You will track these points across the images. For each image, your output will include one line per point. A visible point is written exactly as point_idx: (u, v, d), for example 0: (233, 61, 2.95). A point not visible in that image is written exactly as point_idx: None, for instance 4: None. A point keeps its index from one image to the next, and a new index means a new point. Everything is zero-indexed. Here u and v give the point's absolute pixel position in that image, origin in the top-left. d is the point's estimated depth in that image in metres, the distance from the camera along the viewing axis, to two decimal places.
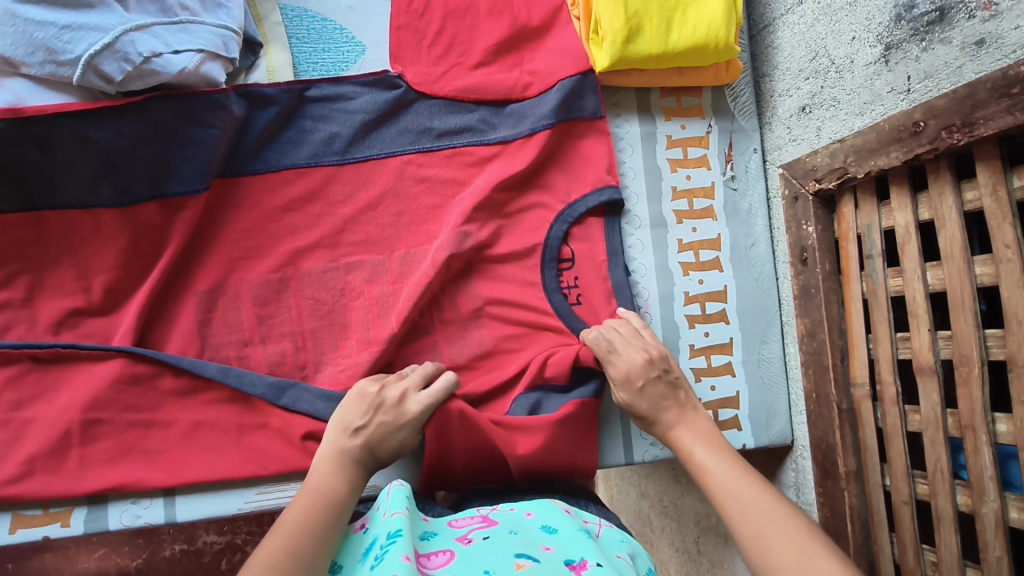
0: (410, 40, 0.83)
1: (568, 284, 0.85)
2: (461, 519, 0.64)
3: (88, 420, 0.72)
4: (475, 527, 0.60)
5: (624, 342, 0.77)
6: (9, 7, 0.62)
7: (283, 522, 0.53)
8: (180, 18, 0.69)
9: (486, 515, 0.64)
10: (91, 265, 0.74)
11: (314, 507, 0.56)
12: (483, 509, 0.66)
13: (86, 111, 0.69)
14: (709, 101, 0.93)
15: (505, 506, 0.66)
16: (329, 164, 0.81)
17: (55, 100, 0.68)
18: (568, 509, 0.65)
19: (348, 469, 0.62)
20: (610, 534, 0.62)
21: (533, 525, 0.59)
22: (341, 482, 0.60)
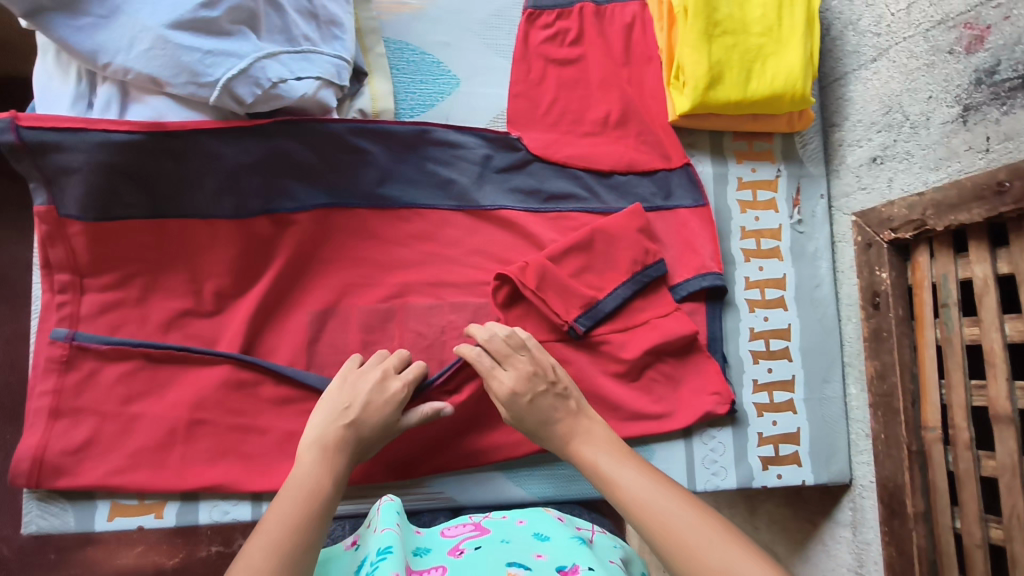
0: (525, 108, 0.90)
1: (655, 364, 0.89)
2: (452, 528, 0.72)
3: (193, 419, 0.77)
4: (467, 537, 0.68)
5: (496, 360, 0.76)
6: (162, 32, 0.66)
7: (258, 536, 0.55)
8: (303, 47, 0.75)
9: (476, 523, 0.72)
10: (202, 270, 0.79)
11: (299, 504, 0.59)
12: (474, 519, 0.74)
13: (220, 129, 0.73)
14: (779, 147, 0.97)
15: (498, 514, 0.74)
16: (445, 208, 0.87)
17: (192, 117, 0.72)
18: (560, 518, 0.74)
19: (331, 458, 0.65)
20: (602, 540, 0.72)
21: (525, 534, 0.67)
22: (322, 474, 0.63)
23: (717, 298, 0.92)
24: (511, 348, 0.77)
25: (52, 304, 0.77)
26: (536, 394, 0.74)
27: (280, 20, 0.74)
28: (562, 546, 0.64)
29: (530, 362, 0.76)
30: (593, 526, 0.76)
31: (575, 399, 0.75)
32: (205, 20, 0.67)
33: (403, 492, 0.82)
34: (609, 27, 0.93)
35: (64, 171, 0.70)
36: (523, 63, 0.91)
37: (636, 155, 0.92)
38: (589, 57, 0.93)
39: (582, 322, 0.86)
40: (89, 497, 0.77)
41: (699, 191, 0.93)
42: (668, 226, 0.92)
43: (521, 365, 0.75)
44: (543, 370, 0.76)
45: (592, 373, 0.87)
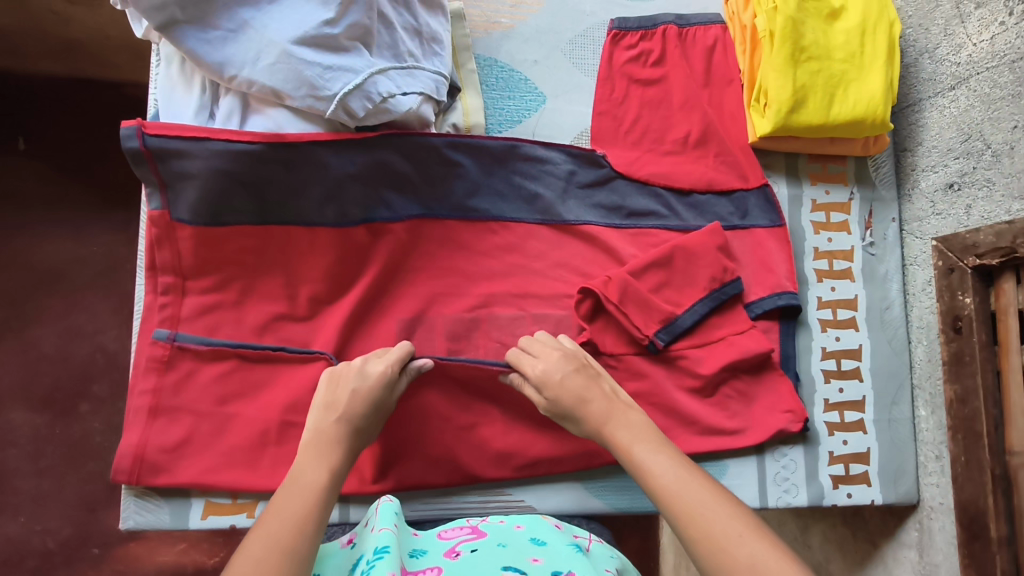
0: (609, 126, 0.93)
1: (729, 380, 0.91)
2: (451, 530, 0.75)
3: (285, 421, 0.78)
4: (462, 541, 0.70)
5: (540, 345, 0.79)
6: (288, 48, 0.69)
7: (258, 530, 0.55)
8: (409, 63, 0.78)
9: (474, 527, 0.75)
10: (298, 276, 0.81)
11: (298, 502, 0.58)
12: (471, 522, 0.76)
13: (332, 140, 0.76)
14: (852, 170, 0.99)
15: (496, 518, 0.76)
16: (529, 221, 0.89)
17: (309, 129, 0.75)
18: (557, 526, 0.76)
19: (330, 451, 0.65)
20: (600, 549, 0.72)
21: (522, 538, 0.69)
22: (320, 467, 0.63)
23: (791, 317, 0.93)
24: (547, 343, 0.79)
25: (154, 305, 0.79)
26: (567, 374, 0.74)
27: (389, 38, 0.77)
28: (559, 551, 0.66)
29: (560, 350, 0.78)
30: (592, 535, 0.77)
31: (608, 385, 0.75)
32: (326, 37, 0.70)
33: (484, 497, 0.85)
34: (690, 49, 0.96)
35: (181, 176, 0.74)
36: (608, 82, 0.93)
37: (715, 174, 0.94)
38: (671, 77, 0.95)
39: (662, 337, 0.87)
40: (184, 494, 0.78)
41: (777, 211, 0.94)
42: (744, 245, 0.94)
43: (552, 353, 0.77)
44: (575, 355, 0.78)
45: (670, 387, 0.88)
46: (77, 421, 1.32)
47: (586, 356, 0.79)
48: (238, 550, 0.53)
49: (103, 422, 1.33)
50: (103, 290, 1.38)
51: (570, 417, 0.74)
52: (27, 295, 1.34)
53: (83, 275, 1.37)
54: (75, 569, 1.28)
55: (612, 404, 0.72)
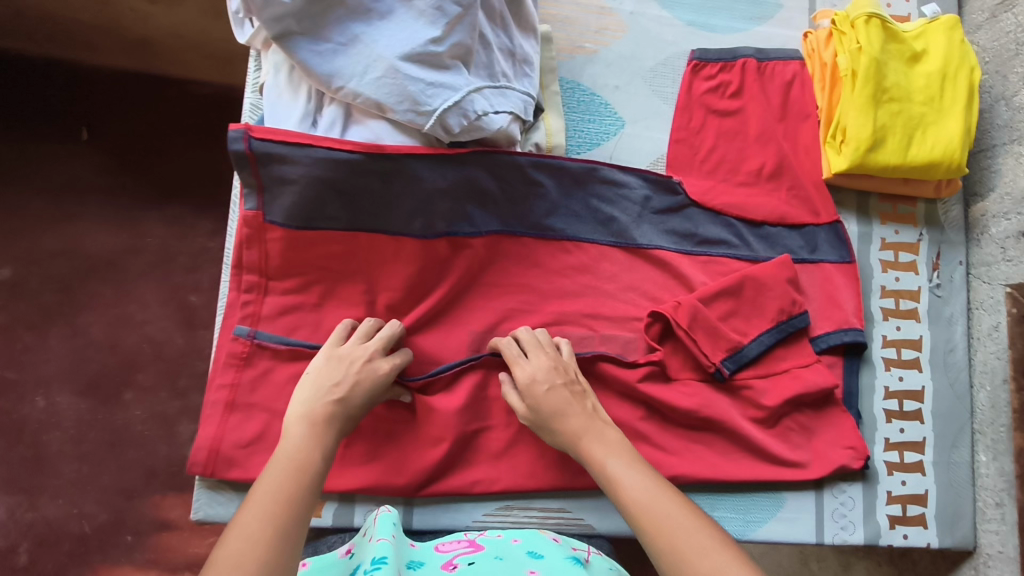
0: (685, 154, 0.94)
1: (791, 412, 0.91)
2: (447, 543, 0.77)
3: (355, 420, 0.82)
4: (460, 554, 0.73)
5: (530, 347, 0.81)
6: (396, 63, 0.71)
7: (248, 504, 0.60)
8: (502, 83, 0.80)
9: (472, 541, 0.77)
10: (378, 283, 0.83)
11: (285, 483, 0.63)
12: (469, 536, 0.79)
13: (425, 155, 0.78)
14: (922, 212, 0.99)
15: (494, 532, 0.78)
16: (604, 243, 0.90)
17: (407, 143, 0.78)
18: (555, 540, 0.78)
19: (324, 432, 0.70)
20: (599, 562, 0.74)
21: (520, 551, 0.72)
22: (314, 447, 0.68)
23: (855, 354, 0.93)
24: (536, 346, 0.81)
25: (237, 302, 0.81)
26: (553, 385, 0.77)
27: (485, 57, 0.79)
28: (554, 567, 0.68)
29: (551, 358, 0.80)
30: (591, 547, 0.78)
31: (592, 403, 0.79)
32: (432, 54, 0.72)
33: (544, 513, 0.85)
34: (768, 83, 0.97)
35: (280, 181, 0.76)
36: (686, 111, 0.95)
37: (786, 208, 0.95)
38: (747, 109, 0.97)
39: (728, 365, 0.88)
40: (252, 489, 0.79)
41: (846, 248, 0.95)
42: (812, 279, 0.94)
43: (543, 360, 0.80)
44: (566, 367, 0.80)
45: (734, 416, 0.89)
46: (119, 408, 1.31)
47: (576, 369, 0.82)
48: (232, 523, 0.58)
49: (145, 411, 1.31)
50: (154, 281, 1.39)
51: (546, 425, 0.77)
52: (81, 280, 1.36)
53: (137, 264, 1.38)
54: (108, 557, 1.24)
55: (592, 421, 0.76)
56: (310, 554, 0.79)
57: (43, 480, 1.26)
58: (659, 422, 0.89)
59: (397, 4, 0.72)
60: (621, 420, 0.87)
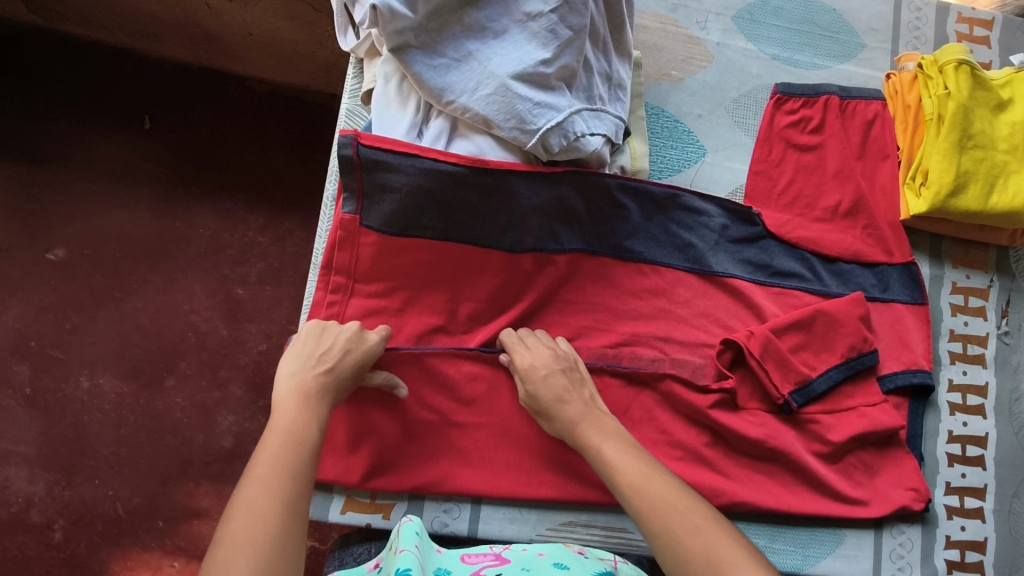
0: (763, 186, 0.95)
1: (854, 448, 0.91)
2: (474, 555, 0.76)
3: (427, 422, 0.83)
4: (489, 566, 0.73)
5: (529, 339, 0.83)
6: (507, 82, 0.73)
7: (247, 481, 0.61)
8: (599, 106, 0.82)
9: (497, 554, 0.76)
10: (461, 292, 0.84)
11: (282, 459, 0.64)
12: (494, 549, 0.78)
13: (525, 172, 0.80)
14: (993, 258, 1.00)
15: (519, 547, 0.78)
16: (679, 268, 0.91)
17: (507, 159, 0.80)
18: (581, 553, 0.77)
19: (314, 405, 0.70)
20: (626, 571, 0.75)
21: (546, 564, 0.73)
22: (307, 422, 0.69)
23: (922, 396, 0.93)
24: (538, 338, 0.83)
25: (322, 301, 0.82)
26: (552, 372, 0.79)
27: (586, 81, 0.81)
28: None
29: (551, 347, 0.82)
30: (614, 555, 0.78)
31: (589, 391, 0.81)
32: (541, 75, 0.74)
33: (606, 531, 0.85)
34: (849, 121, 0.98)
35: (383, 188, 0.78)
36: (766, 143, 0.96)
37: (862, 247, 0.96)
38: (827, 145, 0.98)
39: (796, 398, 0.89)
40: (327, 489, 0.82)
41: (918, 290, 0.95)
42: (882, 318, 0.95)
43: (543, 349, 0.82)
44: (566, 359, 0.82)
45: (800, 449, 0.89)
46: (160, 394, 1.32)
47: (576, 360, 0.84)
48: (233, 501, 0.60)
49: (185, 398, 1.32)
50: (202, 271, 1.40)
51: (545, 413, 0.80)
52: (133, 265, 1.38)
53: (187, 253, 1.40)
54: (140, 541, 1.24)
55: (588, 409, 0.78)
56: (336, 567, 0.78)
57: (83, 460, 1.28)
58: (724, 450, 0.89)
59: (512, 24, 0.75)
60: (688, 444, 0.88)
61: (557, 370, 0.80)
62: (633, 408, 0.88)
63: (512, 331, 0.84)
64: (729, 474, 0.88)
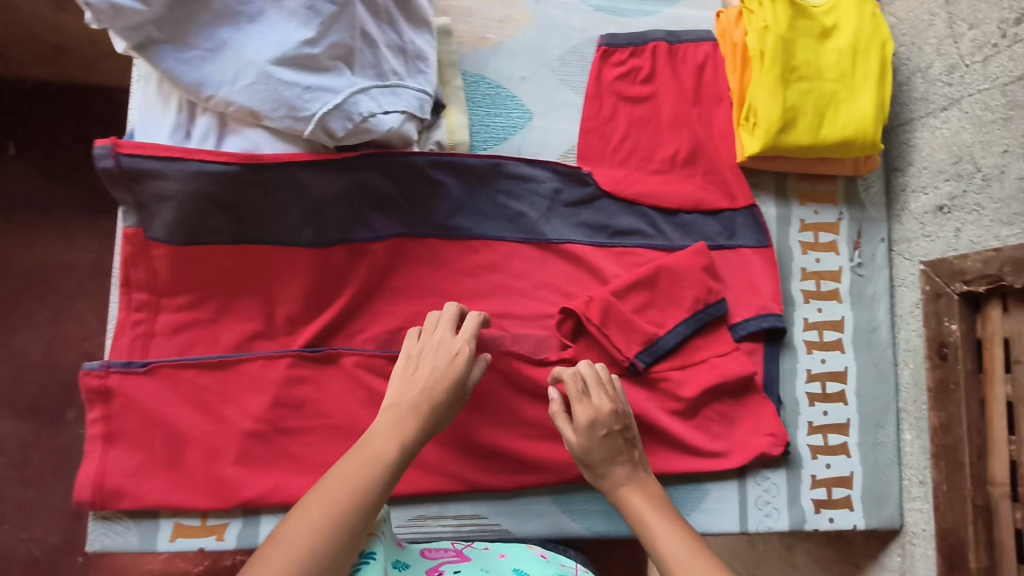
0: (596, 145, 0.92)
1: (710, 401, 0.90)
2: (433, 551, 0.77)
3: (253, 433, 0.80)
4: (447, 563, 0.74)
5: (580, 393, 0.79)
6: (267, 68, 0.67)
7: (318, 490, 0.61)
8: (392, 82, 0.77)
9: (459, 551, 0.78)
10: (274, 295, 0.81)
11: (360, 470, 0.64)
12: (455, 547, 0.79)
13: (308, 161, 0.74)
14: (841, 189, 0.98)
15: (481, 544, 0.80)
16: (514, 240, 0.88)
17: (286, 149, 0.74)
18: (544, 555, 0.80)
19: (404, 432, 0.70)
20: None
21: (506, 567, 0.73)
22: (393, 439, 0.69)
23: (775, 338, 0.93)
24: (596, 384, 0.80)
25: (127, 321, 0.79)
26: (611, 433, 0.78)
27: (372, 56, 0.76)
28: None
29: (611, 399, 0.79)
30: (576, 564, 0.81)
31: (637, 450, 0.81)
32: (307, 57, 0.69)
33: (460, 520, 0.84)
34: (681, 67, 0.95)
35: (157, 198, 0.74)
36: (596, 99, 0.92)
37: (703, 194, 0.93)
38: (659, 95, 0.94)
39: (643, 358, 0.86)
40: (151, 516, 0.78)
41: (761, 231, 0.94)
42: (729, 266, 0.93)
43: (604, 401, 0.79)
44: (620, 411, 0.80)
45: (652, 409, 0.87)
46: (63, 429, 1.19)
47: (628, 412, 0.81)
48: (291, 510, 0.59)
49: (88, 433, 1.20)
50: (89, 295, 1.24)
51: (592, 472, 0.79)
52: None
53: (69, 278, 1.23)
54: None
55: (634, 473, 0.78)
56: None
57: None
58: None
59: (266, 5, 0.69)
60: (536, 419, 0.86)
61: (603, 424, 0.78)
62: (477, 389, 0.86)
63: (571, 373, 0.81)
64: None
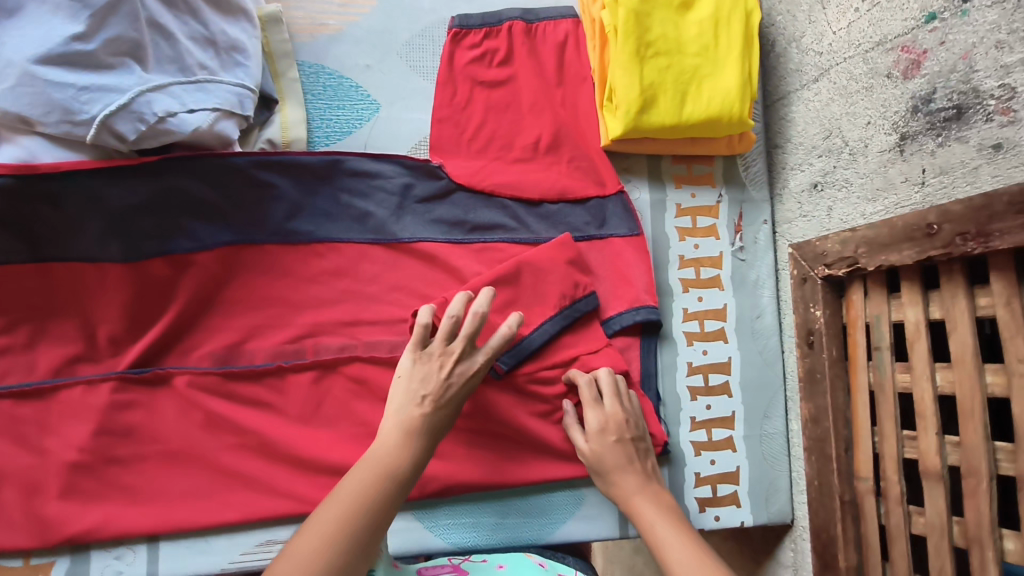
0: (450, 134, 0.85)
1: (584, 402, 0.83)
2: (430, 568, 0.77)
3: (77, 465, 0.73)
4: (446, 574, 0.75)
5: (608, 399, 0.79)
6: (28, 68, 0.61)
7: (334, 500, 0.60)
8: (198, 77, 0.71)
9: (456, 564, 0.79)
10: (94, 314, 0.75)
11: (373, 481, 0.62)
12: (454, 560, 0.81)
13: (98, 168, 0.71)
14: (720, 170, 0.93)
15: (479, 556, 0.82)
16: (361, 241, 0.82)
17: (69, 157, 0.69)
18: (540, 565, 0.81)
19: (411, 442, 0.66)
20: None
21: None
22: (404, 448, 0.65)
23: (651, 331, 0.87)
24: (612, 392, 0.80)
25: None
26: (622, 441, 0.77)
27: (170, 50, 0.69)
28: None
29: (623, 409, 0.79)
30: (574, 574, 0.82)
31: (650, 461, 0.79)
32: (78, 54, 0.62)
33: None
34: (541, 48, 0.89)
35: None
36: (449, 85, 0.86)
37: (568, 182, 0.87)
38: (519, 78, 0.88)
39: (506, 361, 0.79)
40: None
41: (633, 218, 0.88)
42: (600, 257, 0.88)
43: (617, 410, 0.79)
44: (635, 422, 0.80)
45: (518, 414, 0.82)
46: None
47: (640, 421, 0.81)
48: (309, 520, 0.58)
49: None
50: None
51: (599, 482, 0.78)
52: None
53: None
54: None
55: (649, 481, 0.76)
56: None
57: None
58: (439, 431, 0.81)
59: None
60: None
61: (625, 433, 0.78)
62: (326, 403, 0.79)
63: (586, 380, 0.80)
64: (447, 456, 0.81)
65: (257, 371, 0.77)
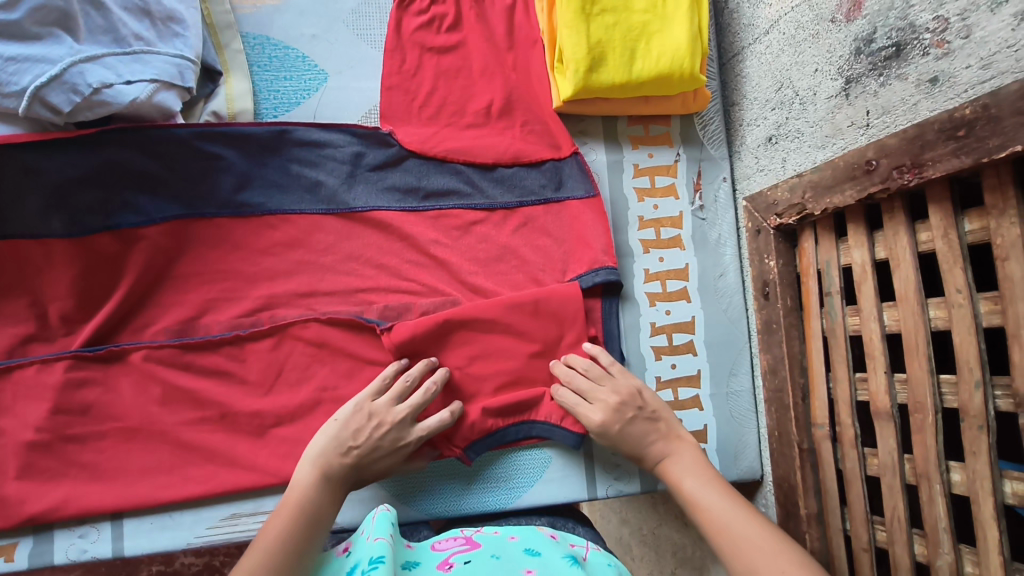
0: (400, 101, 0.84)
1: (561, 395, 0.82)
2: (443, 542, 0.64)
3: (33, 444, 0.72)
4: (458, 551, 0.59)
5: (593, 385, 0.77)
6: None
7: (284, 508, 0.62)
8: (134, 48, 0.70)
9: (468, 538, 0.64)
10: (45, 293, 0.74)
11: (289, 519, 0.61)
12: (465, 531, 0.66)
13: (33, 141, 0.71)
14: (678, 129, 0.92)
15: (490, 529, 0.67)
16: (314, 212, 0.82)
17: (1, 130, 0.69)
18: (552, 537, 0.66)
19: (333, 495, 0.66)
20: (597, 558, 0.62)
21: (516, 549, 0.59)
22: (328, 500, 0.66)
23: (613, 292, 0.85)
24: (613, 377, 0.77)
25: None
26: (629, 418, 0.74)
27: (102, 20, 0.69)
28: (552, 564, 0.55)
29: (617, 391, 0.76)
30: (590, 544, 0.67)
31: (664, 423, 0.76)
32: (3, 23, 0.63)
33: None
34: (489, 12, 0.88)
35: None
36: (397, 52, 0.85)
37: (522, 145, 0.87)
38: (468, 42, 0.87)
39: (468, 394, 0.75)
40: None
41: (590, 178, 0.87)
42: (558, 219, 0.87)
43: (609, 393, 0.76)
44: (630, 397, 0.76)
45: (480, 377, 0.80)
46: None
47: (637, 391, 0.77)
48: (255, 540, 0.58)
49: None
50: None
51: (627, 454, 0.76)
52: None
53: None
54: None
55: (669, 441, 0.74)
56: None
57: None
58: None
59: None
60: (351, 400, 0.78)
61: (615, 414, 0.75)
62: (285, 374, 0.78)
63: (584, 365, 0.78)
64: None
65: (213, 343, 0.77)
